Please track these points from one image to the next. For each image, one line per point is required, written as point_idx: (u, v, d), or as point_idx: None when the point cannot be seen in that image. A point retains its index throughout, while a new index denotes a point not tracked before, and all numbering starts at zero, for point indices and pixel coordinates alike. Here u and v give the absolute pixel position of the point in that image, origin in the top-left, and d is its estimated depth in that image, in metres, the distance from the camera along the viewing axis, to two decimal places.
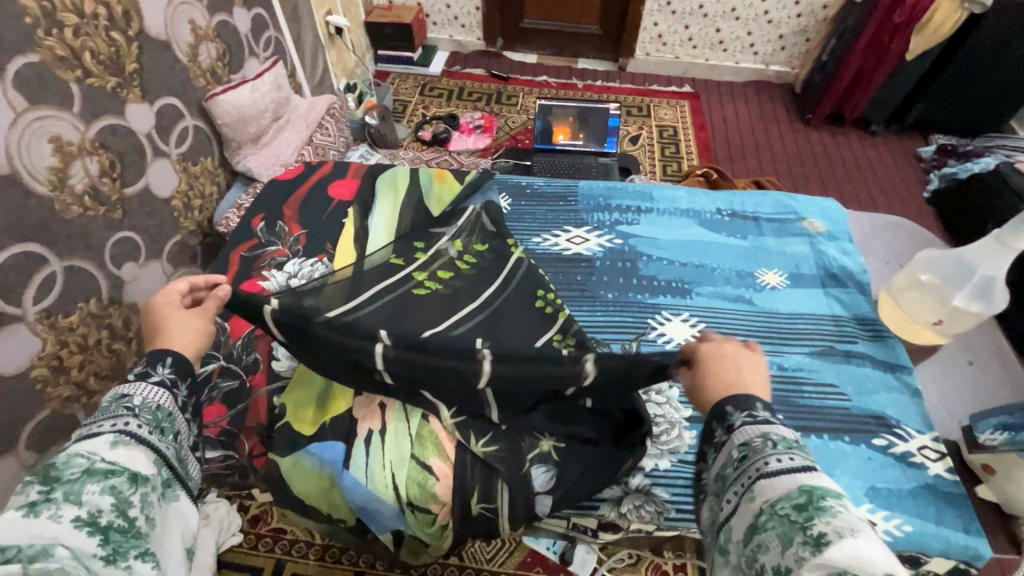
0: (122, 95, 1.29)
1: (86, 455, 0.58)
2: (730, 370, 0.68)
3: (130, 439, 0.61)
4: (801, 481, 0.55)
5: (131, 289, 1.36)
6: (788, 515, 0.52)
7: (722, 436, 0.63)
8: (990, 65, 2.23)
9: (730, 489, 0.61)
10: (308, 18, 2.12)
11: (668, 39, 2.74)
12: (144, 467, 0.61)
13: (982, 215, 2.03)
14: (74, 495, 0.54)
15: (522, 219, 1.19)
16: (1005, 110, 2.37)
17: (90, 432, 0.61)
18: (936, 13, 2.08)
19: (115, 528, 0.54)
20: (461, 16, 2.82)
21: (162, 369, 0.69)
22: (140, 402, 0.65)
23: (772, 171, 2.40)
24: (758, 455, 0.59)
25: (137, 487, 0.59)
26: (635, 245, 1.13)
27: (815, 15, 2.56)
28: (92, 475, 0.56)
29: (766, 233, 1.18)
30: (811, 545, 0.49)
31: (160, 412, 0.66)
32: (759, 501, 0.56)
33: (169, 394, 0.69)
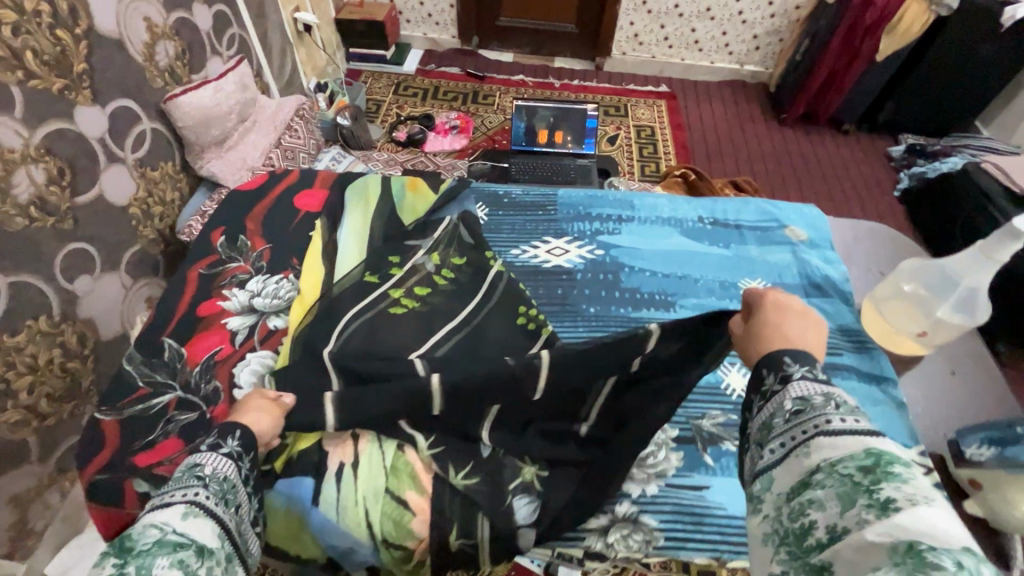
0: (70, 97, 1.21)
1: (159, 527, 0.51)
2: (793, 328, 0.66)
3: (201, 510, 0.55)
4: (866, 443, 0.53)
5: (86, 303, 1.28)
6: (851, 476, 0.50)
7: (777, 385, 0.61)
8: (957, 67, 2.28)
9: (776, 440, 0.58)
10: (275, 14, 2.03)
11: (645, 38, 2.74)
12: (210, 539, 0.53)
13: (949, 215, 2.08)
14: (145, 568, 0.46)
15: (501, 231, 1.15)
16: (971, 110, 2.42)
17: (161, 502, 0.54)
18: (906, 14, 2.13)
19: None
20: (435, 13, 2.76)
21: (231, 442, 0.65)
22: (210, 472, 0.59)
23: (749, 171, 2.42)
24: (815, 411, 0.56)
25: (205, 561, 0.50)
26: (618, 256, 1.10)
27: (788, 16, 2.57)
28: (162, 547, 0.49)
29: (748, 241, 1.16)
30: (876, 509, 0.47)
31: (227, 483, 0.60)
32: (814, 457, 0.54)
33: (235, 466, 0.63)
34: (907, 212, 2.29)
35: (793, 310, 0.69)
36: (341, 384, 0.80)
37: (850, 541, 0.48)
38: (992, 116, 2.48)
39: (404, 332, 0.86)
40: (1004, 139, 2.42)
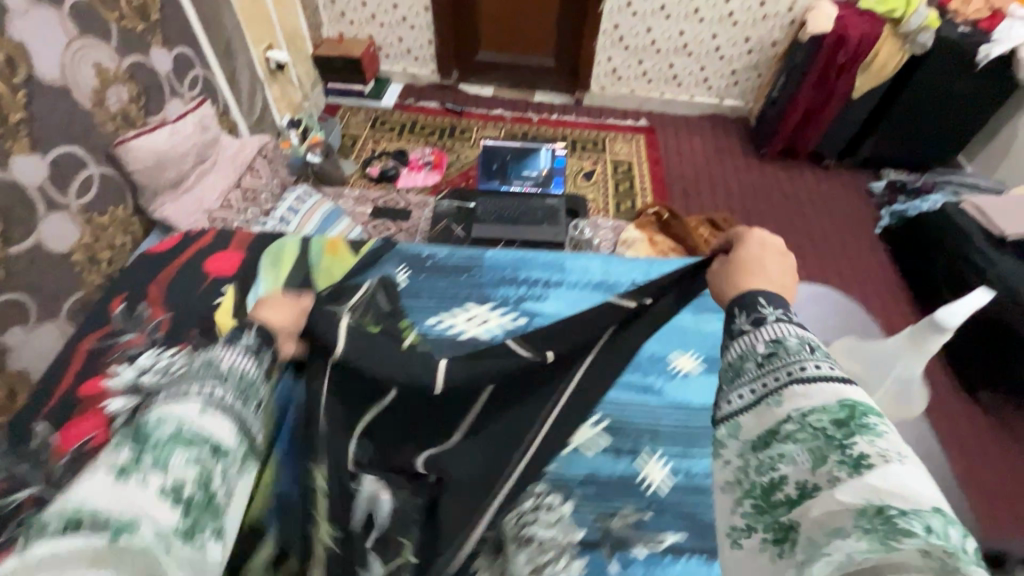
0: (4, 147, 1.18)
1: (174, 418, 0.51)
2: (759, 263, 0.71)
3: (218, 407, 0.54)
4: (840, 394, 0.52)
5: (17, 356, 1.23)
6: (824, 428, 0.49)
7: (747, 326, 0.62)
8: (935, 104, 2.25)
9: (745, 387, 0.58)
10: (244, 54, 2.03)
11: (623, 73, 2.73)
12: (228, 439, 0.53)
13: (930, 255, 2.02)
14: (162, 461, 0.47)
15: (422, 297, 1.11)
16: (952, 145, 2.39)
17: (178, 393, 0.53)
18: (879, 54, 2.12)
19: (196, 502, 0.48)
20: (414, 49, 2.78)
21: (247, 337, 0.61)
22: (228, 367, 0.57)
23: (726, 208, 2.37)
24: (787, 358, 0.56)
25: (219, 460, 0.51)
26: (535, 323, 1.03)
27: (765, 51, 2.56)
28: (178, 442, 0.49)
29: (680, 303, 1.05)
30: (849, 465, 0.46)
31: (247, 379, 0.58)
32: (785, 407, 0.53)
33: (256, 359, 0.60)
34: (889, 252, 2.24)
35: (775, 250, 0.73)
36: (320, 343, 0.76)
37: (820, 497, 0.46)
38: (974, 150, 2.44)
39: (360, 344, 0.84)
40: (986, 174, 2.38)
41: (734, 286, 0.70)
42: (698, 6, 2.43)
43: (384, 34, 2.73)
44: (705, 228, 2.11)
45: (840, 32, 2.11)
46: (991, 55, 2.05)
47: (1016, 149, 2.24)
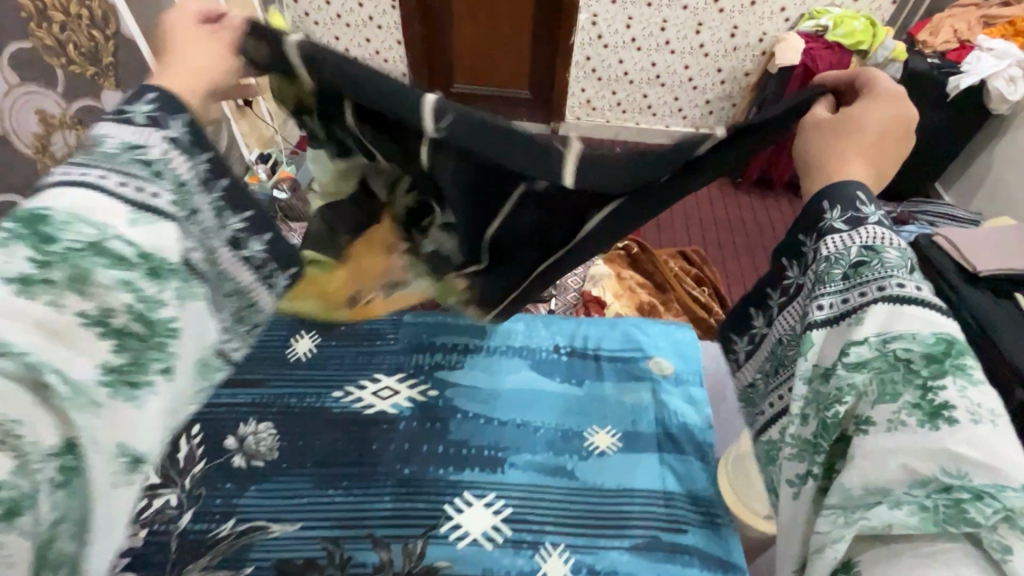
0: None
1: (94, 226, 0.45)
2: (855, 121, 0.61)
3: (152, 215, 0.49)
4: (936, 325, 0.51)
5: None
6: (909, 363, 0.51)
7: (838, 222, 0.58)
8: None
9: (833, 294, 0.57)
10: None
11: (597, 104, 2.73)
12: (168, 254, 0.49)
13: None
14: (80, 279, 0.43)
15: (326, 364, 0.81)
16: (927, 175, 2.36)
17: (85, 184, 0.47)
18: None
19: (131, 333, 0.45)
20: None
21: (174, 124, 0.55)
22: (159, 163, 0.52)
23: (699, 240, 2.34)
24: (881, 272, 0.54)
25: (161, 283, 0.47)
26: (453, 397, 0.77)
27: (738, 82, 2.55)
28: (96, 253, 0.44)
29: (606, 375, 0.81)
30: (924, 414, 0.49)
31: (180, 181, 0.53)
32: (869, 329, 0.53)
33: (183, 154, 0.55)
34: None
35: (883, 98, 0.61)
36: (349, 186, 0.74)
37: (879, 434, 0.50)
38: (951, 180, 2.41)
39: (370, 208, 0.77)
40: (963, 205, 2.33)
41: (833, 155, 0.61)
42: (668, 37, 2.43)
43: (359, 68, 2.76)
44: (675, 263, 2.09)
45: (807, 64, 2.10)
46: (961, 86, 2.00)
47: (992, 180, 2.21)
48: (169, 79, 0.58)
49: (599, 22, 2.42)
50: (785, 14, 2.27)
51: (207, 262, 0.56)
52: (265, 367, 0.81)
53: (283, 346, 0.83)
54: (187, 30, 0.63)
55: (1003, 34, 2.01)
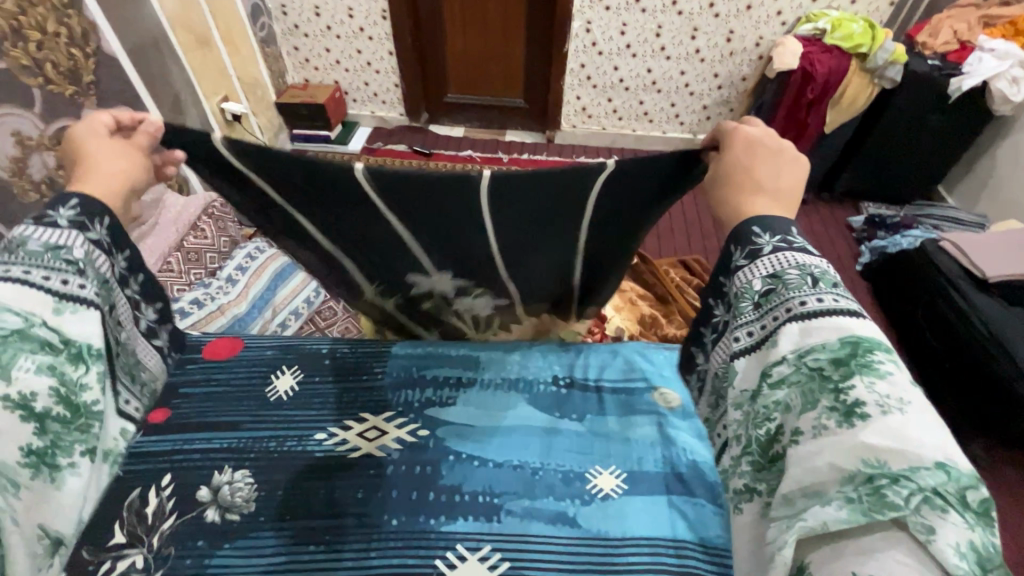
0: None
1: (24, 314, 0.57)
2: (767, 172, 0.69)
3: (81, 306, 0.61)
4: (844, 329, 0.57)
5: None
6: (820, 369, 0.55)
7: (742, 261, 0.65)
8: (910, 138, 2.18)
9: (751, 326, 0.63)
10: (194, 107, 1.91)
11: (593, 111, 2.69)
12: (92, 338, 0.62)
13: (913, 298, 1.91)
14: (5, 370, 0.55)
15: (310, 403, 0.76)
16: (932, 177, 2.31)
17: (10, 274, 0.58)
18: (847, 90, 2.07)
19: (52, 419, 0.59)
20: (381, 93, 2.75)
21: (65, 211, 0.62)
22: (82, 257, 0.61)
23: (701, 250, 2.29)
24: (785, 294, 0.61)
25: (81, 367, 0.61)
26: (444, 437, 0.72)
27: (736, 86, 2.51)
28: (27, 346, 0.57)
29: (607, 410, 0.76)
30: (841, 415, 0.53)
31: (99, 272, 0.64)
32: (782, 349, 0.59)
33: (82, 237, 0.62)
34: (870, 292, 2.15)
35: (762, 146, 0.70)
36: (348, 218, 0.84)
37: (809, 445, 0.54)
38: (953, 182, 2.36)
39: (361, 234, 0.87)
40: (968, 207, 2.29)
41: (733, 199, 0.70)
42: (663, 44, 2.39)
43: (350, 79, 2.71)
44: (675, 274, 2.04)
45: (806, 69, 2.05)
46: (963, 88, 1.96)
47: (995, 183, 2.16)
48: (86, 186, 0.65)
49: (594, 30, 2.38)
50: (782, 17, 2.23)
51: (122, 351, 0.68)
52: (245, 408, 0.76)
53: (263, 384, 0.79)
54: (95, 139, 0.68)
55: (1003, 35, 1.97)
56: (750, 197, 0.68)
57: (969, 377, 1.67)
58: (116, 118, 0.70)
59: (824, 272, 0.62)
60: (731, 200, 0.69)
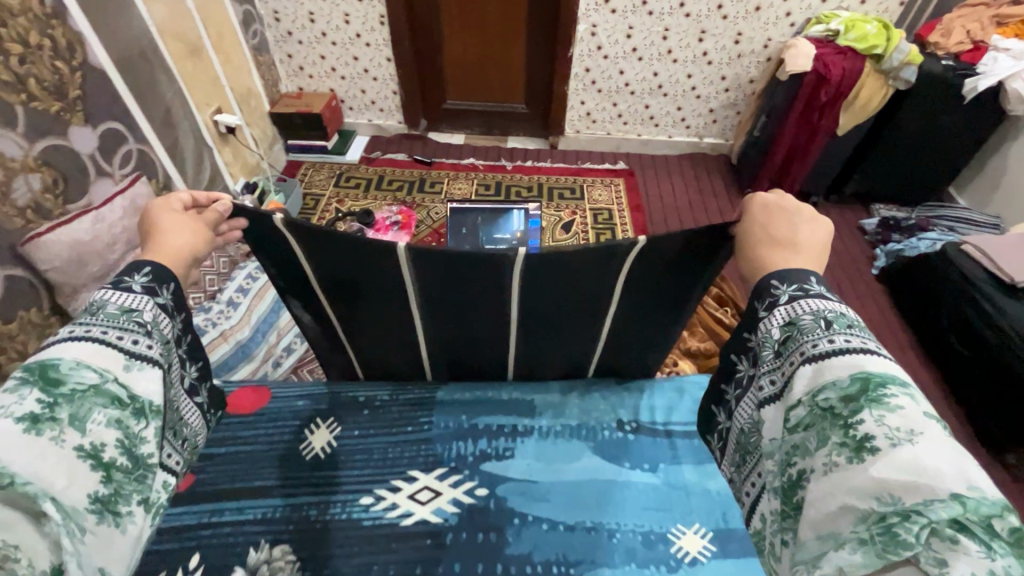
0: None
1: (99, 371, 0.65)
2: (784, 228, 0.71)
3: (143, 364, 0.68)
4: (859, 367, 0.59)
5: None
6: (831, 409, 0.58)
7: (763, 312, 0.68)
8: (923, 139, 2.15)
9: (771, 373, 0.66)
10: (187, 119, 1.80)
11: (598, 116, 2.63)
12: (152, 395, 0.69)
13: (934, 302, 1.88)
14: (79, 421, 0.62)
15: (351, 463, 0.82)
16: (944, 177, 2.28)
17: (87, 334, 0.66)
18: (862, 90, 2.03)
19: (117, 468, 0.64)
20: (378, 100, 2.65)
21: (139, 277, 0.72)
22: (149, 319, 0.70)
23: None
24: (800, 339, 0.64)
25: (142, 422, 0.67)
26: (505, 496, 0.78)
27: (743, 89, 2.47)
28: (98, 401, 0.63)
29: (682, 458, 0.84)
30: (853, 451, 0.56)
31: (160, 331, 0.72)
32: (797, 394, 0.62)
33: (150, 300, 0.72)
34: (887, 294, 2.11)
35: (780, 209, 0.72)
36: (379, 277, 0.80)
37: (824, 484, 0.57)
38: (964, 182, 2.34)
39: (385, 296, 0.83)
40: (979, 207, 2.27)
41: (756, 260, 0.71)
42: (670, 47, 2.34)
43: (346, 86, 2.61)
44: None
45: (821, 71, 2.00)
46: (978, 88, 1.93)
47: (1008, 182, 2.14)
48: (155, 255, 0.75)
49: (600, 33, 2.32)
50: (791, 18, 2.20)
51: (176, 413, 0.75)
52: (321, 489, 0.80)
53: (299, 442, 0.85)
54: (174, 216, 0.79)
55: (1016, 33, 1.96)
56: (776, 250, 0.70)
57: (1000, 384, 1.63)
58: (193, 197, 0.81)
59: (839, 315, 0.64)
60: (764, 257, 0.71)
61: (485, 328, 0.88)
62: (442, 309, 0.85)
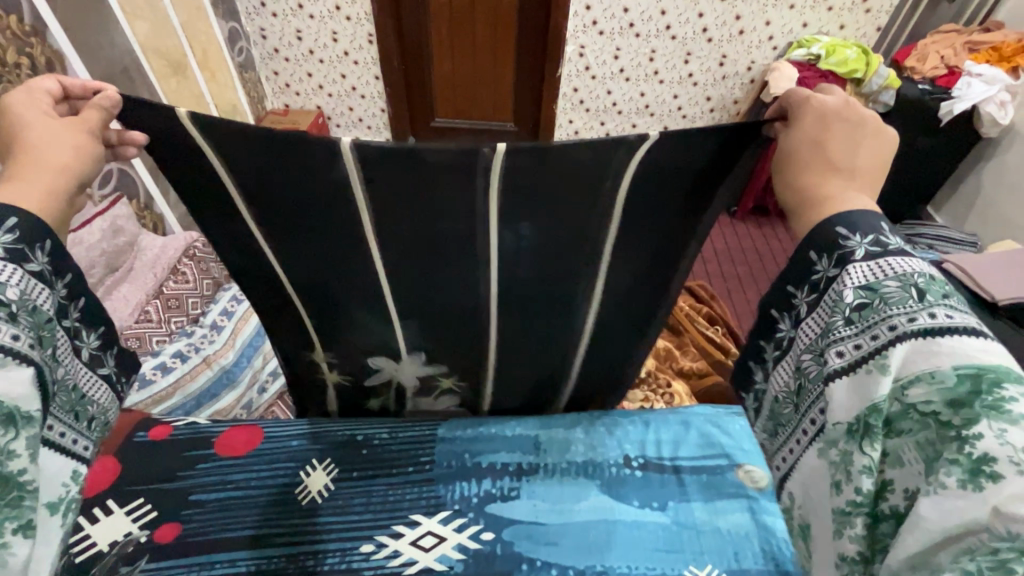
0: None
1: None
2: (843, 145, 0.59)
3: (9, 360, 0.51)
4: (970, 358, 0.49)
5: None
6: (937, 414, 0.49)
7: (832, 270, 0.57)
8: (902, 160, 2.21)
9: (844, 343, 0.55)
10: None
11: (586, 135, 2.66)
12: (26, 400, 0.53)
13: None
14: None
15: (350, 507, 0.79)
16: (921, 197, 2.35)
17: None
18: None
19: None
20: (366, 118, 2.64)
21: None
22: (17, 296, 0.52)
23: (704, 276, 2.27)
24: (884, 311, 0.53)
25: (15, 431, 0.52)
26: (512, 540, 0.76)
27: (728, 110, 2.52)
28: None
29: (692, 495, 0.82)
30: (966, 470, 0.46)
31: (38, 315, 0.55)
32: (889, 378, 0.51)
33: (17, 270, 0.53)
34: None
35: (841, 123, 0.59)
36: (346, 245, 0.73)
37: (927, 503, 0.48)
38: (942, 202, 2.40)
39: (344, 270, 0.77)
40: (956, 226, 2.33)
41: (815, 185, 0.60)
42: (657, 68, 2.37)
43: (334, 104, 2.60)
44: (684, 302, 1.94)
45: None
46: (954, 111, 1.99)
47: (984, 202, 2.20)
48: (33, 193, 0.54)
49: (588, 54, 2.34)
50: (774, 42, 2.25)
51: (61, 403, 0.59)
52: (313, 534, 0.77)
53: (294, 485, 0.82)
54: (41, 117, 0.58)
55: (987, 60, 2.02)
56: (829, 175, 0.60)
57: None
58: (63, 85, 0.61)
59: (929, 281, 0.53)
60: (804, 214, 0.61)
61: (462, 310, 0.81)
62: (414, 299, 0.80)
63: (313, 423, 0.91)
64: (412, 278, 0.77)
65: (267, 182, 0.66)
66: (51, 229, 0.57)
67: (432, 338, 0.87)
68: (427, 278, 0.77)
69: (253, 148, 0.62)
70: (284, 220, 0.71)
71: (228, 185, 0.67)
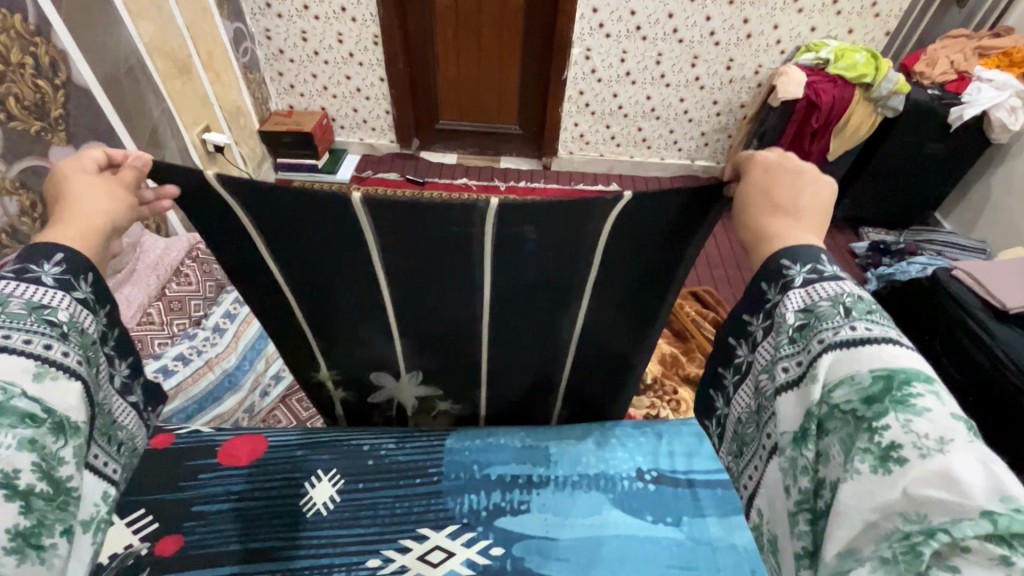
0: None
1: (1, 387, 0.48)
2: (785, 190, 0.57)
3: (60, 371, 0.51)
4: (883, 360, 0.46)
5: None
6: (852, 410, 0.46)
7: (776, 298, 0.55)
8: (911, 166, 2.20)
9: (786, 360, 0.53)
10: (174, 138, 1.75)
11: (591, 138, 2.64)
12: (76, 412, 0.52)
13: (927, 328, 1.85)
14: None
15: (357, 521, 0.78)
16: (930, 202, 2.32)
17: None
18: (853, 117, 2.07)
19: (38, 495, 0.49)
20: (370, 119, 2.63)
21: (48, 267, 0.53)
22: (67, 321, 0.53)
23: (710, 282, 2.25)
24: (818, 327, 0.51)
25: (68, 440, 0.51)
26: (523, 555, 0.74)
27: (734, 113, 2.50)
28: (7, 418, 0.47)
29: (706, 510, 0.80)
30: (876, 459, 0.44)
31: (85, 336, 0.55)
32: (816, 387, 0.49)
33: (67, 298, 0.54)
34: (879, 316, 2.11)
35: (785, 170, 0.58)
36: (352, 257, 0.69)
37: (846, 494, 0.45)
38: (950, 207, 2.38)
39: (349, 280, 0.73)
40: (965, 231, 2.31)
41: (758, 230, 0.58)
42: (663, 71, 2.36)
43: (338, 106, 2.59)
44: (691, 308, 1.92)
45: (812, 97, 2.05)
46: (963, 117, 1.98)
47: (993, 207, 2.18)
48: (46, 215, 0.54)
49: (594, 57, 2.33)
50: (781, 46, 2.24)
51: (105, 423, 0.59)
52: (324, 548, 0.75)
53: (300, 496, 0.80)
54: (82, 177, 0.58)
55: (997, 65, 2.03)
56: (774, 218, 0.57)
57: (999, 413, 1.60)
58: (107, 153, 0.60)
59: (858, 301, 0.51)
60: (755, 256, 0.59)
61: (466, 322, 0.78)
62: (426, 309, 0.76)
63: (313, 434, 0.89)
64: (421, 292, 0.73)
65: (258, 191, 0.61)
66: (61, 239, 0.54)
67: (431, 354, 0.84)
68: (436, 291, 0.73)
69: (248, 186, 0.60)
70: (287, 233, 0.66)
71: (217, 190, 0.62)
